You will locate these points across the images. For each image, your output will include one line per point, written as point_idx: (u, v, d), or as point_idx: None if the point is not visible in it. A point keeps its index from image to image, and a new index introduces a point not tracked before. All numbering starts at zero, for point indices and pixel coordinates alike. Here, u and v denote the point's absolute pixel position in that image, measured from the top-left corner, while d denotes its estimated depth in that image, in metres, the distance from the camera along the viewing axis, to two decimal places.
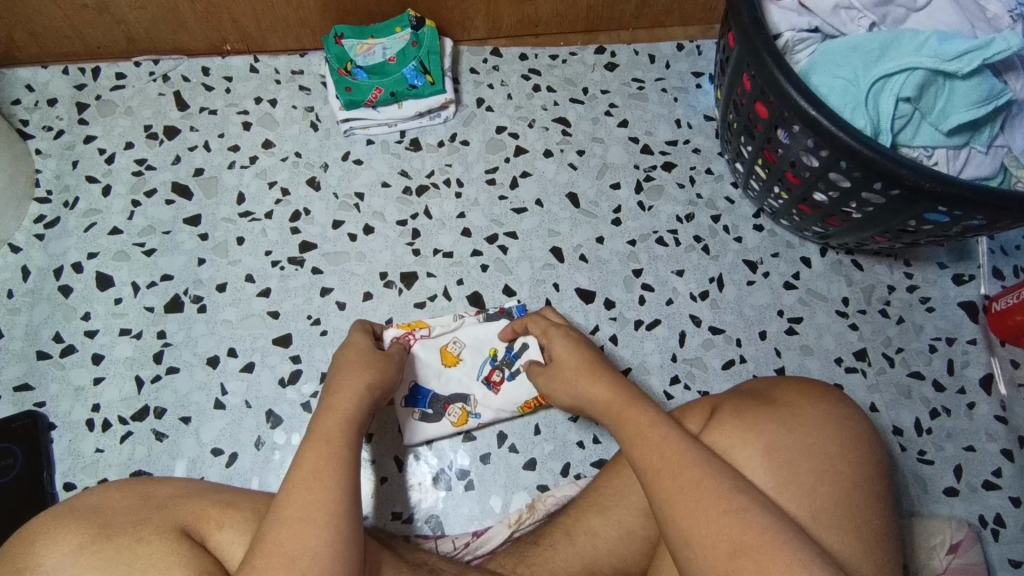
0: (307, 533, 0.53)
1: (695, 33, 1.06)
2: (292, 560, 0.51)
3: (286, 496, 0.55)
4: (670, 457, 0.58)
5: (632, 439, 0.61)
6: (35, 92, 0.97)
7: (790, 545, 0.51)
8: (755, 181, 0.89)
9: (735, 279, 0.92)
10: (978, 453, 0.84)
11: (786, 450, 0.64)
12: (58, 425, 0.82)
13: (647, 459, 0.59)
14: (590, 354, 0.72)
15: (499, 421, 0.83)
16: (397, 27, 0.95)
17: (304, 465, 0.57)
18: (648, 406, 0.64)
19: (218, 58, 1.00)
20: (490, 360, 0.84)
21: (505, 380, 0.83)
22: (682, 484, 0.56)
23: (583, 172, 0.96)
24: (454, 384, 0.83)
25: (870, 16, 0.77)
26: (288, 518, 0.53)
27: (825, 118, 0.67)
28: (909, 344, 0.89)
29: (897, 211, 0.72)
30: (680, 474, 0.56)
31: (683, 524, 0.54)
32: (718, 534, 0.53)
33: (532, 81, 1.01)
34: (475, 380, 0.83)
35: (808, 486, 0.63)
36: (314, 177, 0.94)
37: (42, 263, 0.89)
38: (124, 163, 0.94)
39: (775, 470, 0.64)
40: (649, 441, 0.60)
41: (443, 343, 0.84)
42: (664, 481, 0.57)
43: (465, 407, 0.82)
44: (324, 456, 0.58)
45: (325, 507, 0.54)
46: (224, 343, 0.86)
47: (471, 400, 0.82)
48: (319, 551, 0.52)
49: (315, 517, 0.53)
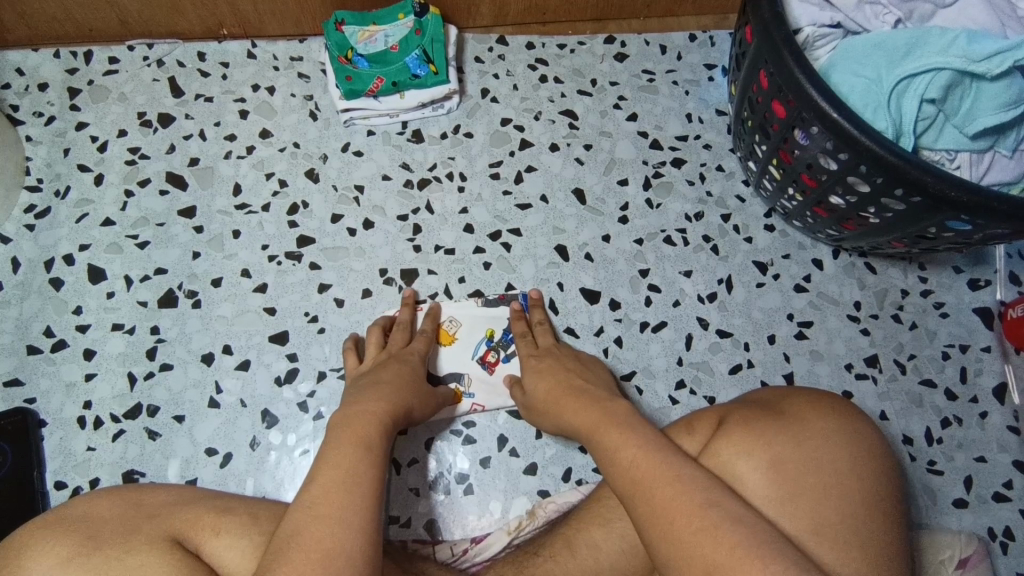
0: (336, 534, 0.51)
1: (708, 23, 1.02)
2: (325, 558, 0.49)
3: (313, 494, 0.54)
4: (647, 475, 0.56)
5: (609, 461, 0.60)
6: (25, 76, 0.94)
7: (764, 561, 0.48)
8: (768, 181, 0.86)
9: (745, 281, 0.89)
10: (989, 465, 0.82)
11: (791, 464, 0.62)
12: (48, 422, 0.80)
13: (625, 479, 0.57)
14: (567, 378, 0.74)
15: (494, 406, 0.82)
16: (400, 14, 0.91)
17: (329, 466, 0.56)
18: (620, 424, 0.63)
19: (214, 42, 0.96)
20: (485, 341, 0.85)
21: (500, 361, 0.84)
22: (656, 503, 0.54)
23: (591, 167, 0.93)
24: (449, 362, 0.84)
25: (894, 12, 0.74)
26: (320, 515, 0.52)
27: (848, 122, 0.64)
28: (921, 350, 0.87)
29: (918, 218, 0.69)
30: (656, 491, 0.54)
31: (663, 546, 0.52)
32: (694, 552, 0.50)
33: (539, 71, 0.98)
34: (471, 359, 0.84)
35: (812, 501, 0.60)
36: (312, 168, 0.91)
37: (33, 254, 0.87)
38: (117, 151, 0.92)
39: (778, 485, 0.61)
40: (624, 462, 0.58)
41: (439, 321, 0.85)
42: (640, 503, 0.55)
43: (458, 387, 0.82)
44: (359, 458, 0.58)
45: (362, 509, 0.53)
46: (219, 340, 0.84)
47: (465, 380, 0.83)
48: (351, 554, 0.50)
49: (349, 518, 0.52)
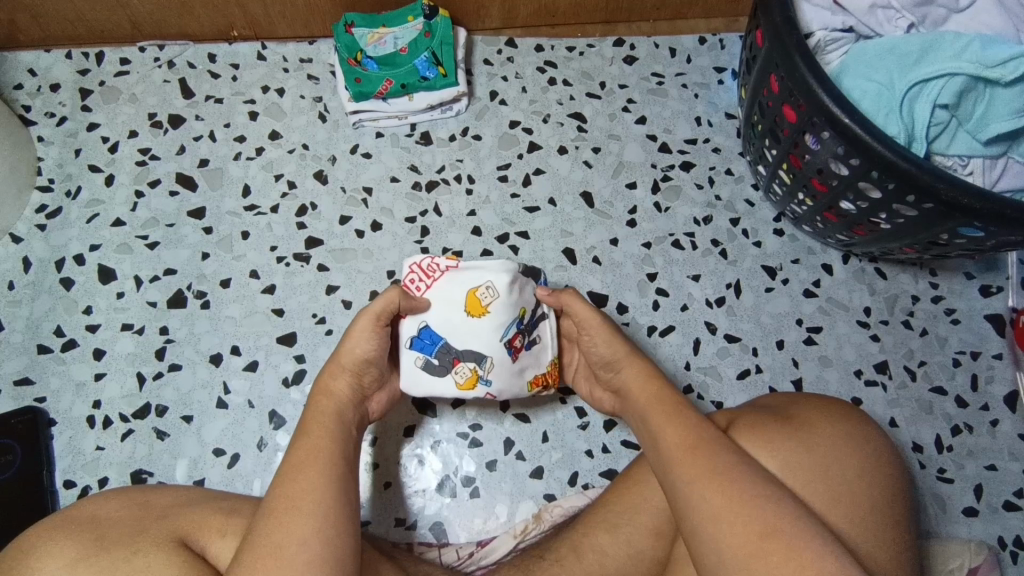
0: (295, 522, 0.52)
1: (718, 25, 1.01)
2: (279, 548, 0.50)
3: (275, 487, 0.55)
4: (698, 441, 0.57)
5: (660, 416, 0.61)
6: (37, 77, 0.95)
7: (815, 532, 0.51)
8: (777, 185, 0.85)
9: (753, 285, 0.89)
10: (1000, 473, 0.82)
11: (818, 457, 0.62)
12: (59, 421, 0.81)
13: (672, 441, 0.58)
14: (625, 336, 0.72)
15: (505, 395, 0.69)
16: (409, 16, 0.91)
17: (291, 458, 0.57)
18: (668, 387, 0.64)
19: (224, 44, 0.97)
20: (517, 322, 0.67)
21: (525, 349, 0.69)
22: (708, 467, 0.55)
23: (599, 170, 0.93)
24: (471, 337, 0.65)
25: (908, 17, 0.73)
26: (275, 509, 0.53)
27: (859, 125, 0.63)
28: (932, 357, 0.86)
29: (930, 224, 0.68)
30: (710, 455, 0.56)
31: (710, 505, 0.53)
32: (750, 515, 0.52)
33: (548, 73, 0.97)
34: (498, 341, 0.66)
35: (837, 494, 0.61)
36: (322, 170, 0.92)
37: (44, 254, 0.87)
38: (127, 152, 0.92)
39: (804, 477, 0.61)
40: (677, 421, 0.60)
41: (473, 285, 0.65)
42: (689, 464, 0.56)
43: (477, 369, 0.66)
44: (311, 444, 0.58)
45: (312, 493, 0.54)
46: (227, 342, 0.84)
47: (486, 362, 0.66)
48: (307, 538, 0.51)
49: (301, 505, 0.53)
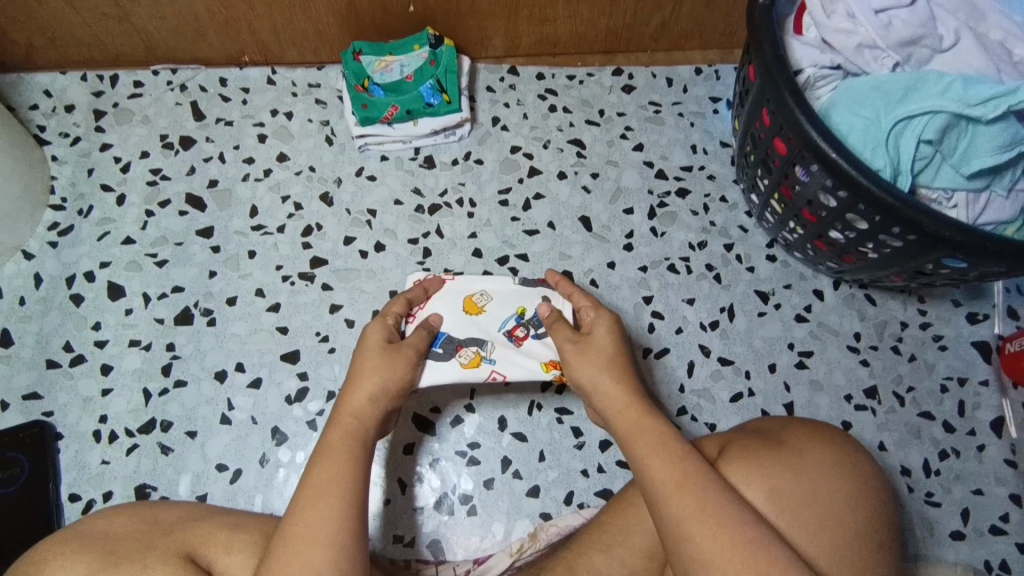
0: (313, 553, 0.53)
1: (714, 57, 1.05)
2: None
3: (294, 514, 0.56)
4: (686, 480, 0.58)
5: (642, 449, 0.62)
6: (53, 98, 0.98)
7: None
8: (769, 214, 0.88)
9: (746, 309, 0.91)
10: (987, 498, 0.83)
11: (803, 487, 0.63)
12: (65, 435, 0.82)
13: (659, 478, 0.59)
14: (622, 354, 0.69)
15: (516, 378, 0.73)
16: (415, 44, 0.95)
17: (310, 484, 0.57)
18: (655, 417, 0.64)
19: (236, 68, 1.00)
20: (515, 316, 0.76)
21: (529, 338, 0.75)
22: (695, 508, 0.56)
23: (597, 195, 0.96)
24: (472, 330, 0.75)
25: (893, 56, 0.76)
26: (292, 537, 0.54)
27: (845, 162, 0.66)
28: (920, 382, 0.88)
29: (916, 254, 0.71)
30: (698, 496, 0.57)
31: (698, 549, 0.54)
32: (735, 561, 0.53)
33: (549, 101, 1.01)
34: (497, 330, 0.75)
35: (821, 526, 0.62)
36: (327, 192, 0.94)
37: (55, 271, 0.90)
38: (139, 172, 0.95)
39: (788, 509, 0.63)
40: (661, 456, 0.60)
41: (470, 290, 0.78)
42: (677, 504, 0.57)
43: (480, 351, 0.74)
44: (330, 470, 0.58)
45: (330, 523, 0.55)
46: (232, 358, 0.86)
47: (488, 345, 0.74)
48: (324, 570, 0.53)
49: (319, 535, 0.54)
